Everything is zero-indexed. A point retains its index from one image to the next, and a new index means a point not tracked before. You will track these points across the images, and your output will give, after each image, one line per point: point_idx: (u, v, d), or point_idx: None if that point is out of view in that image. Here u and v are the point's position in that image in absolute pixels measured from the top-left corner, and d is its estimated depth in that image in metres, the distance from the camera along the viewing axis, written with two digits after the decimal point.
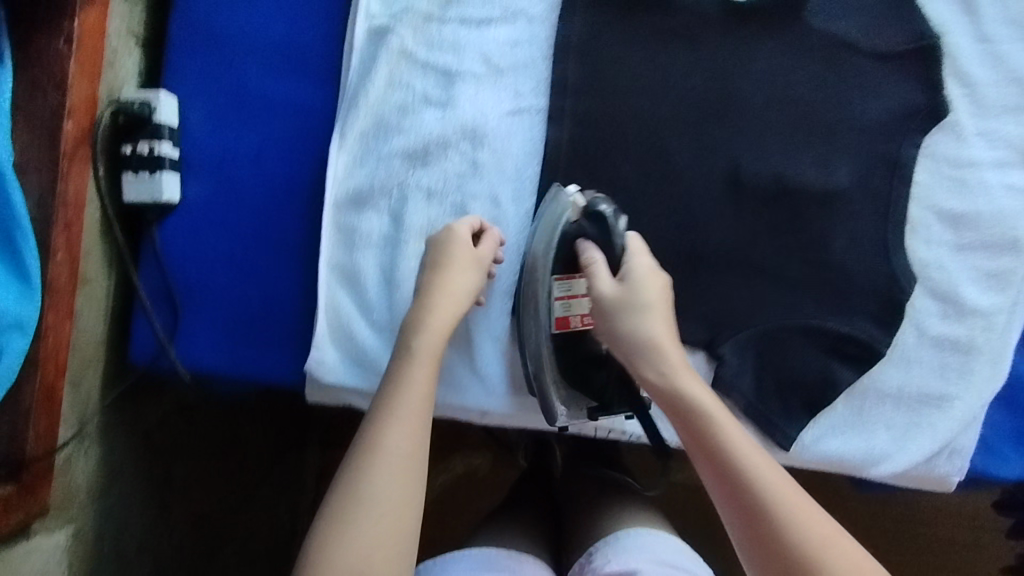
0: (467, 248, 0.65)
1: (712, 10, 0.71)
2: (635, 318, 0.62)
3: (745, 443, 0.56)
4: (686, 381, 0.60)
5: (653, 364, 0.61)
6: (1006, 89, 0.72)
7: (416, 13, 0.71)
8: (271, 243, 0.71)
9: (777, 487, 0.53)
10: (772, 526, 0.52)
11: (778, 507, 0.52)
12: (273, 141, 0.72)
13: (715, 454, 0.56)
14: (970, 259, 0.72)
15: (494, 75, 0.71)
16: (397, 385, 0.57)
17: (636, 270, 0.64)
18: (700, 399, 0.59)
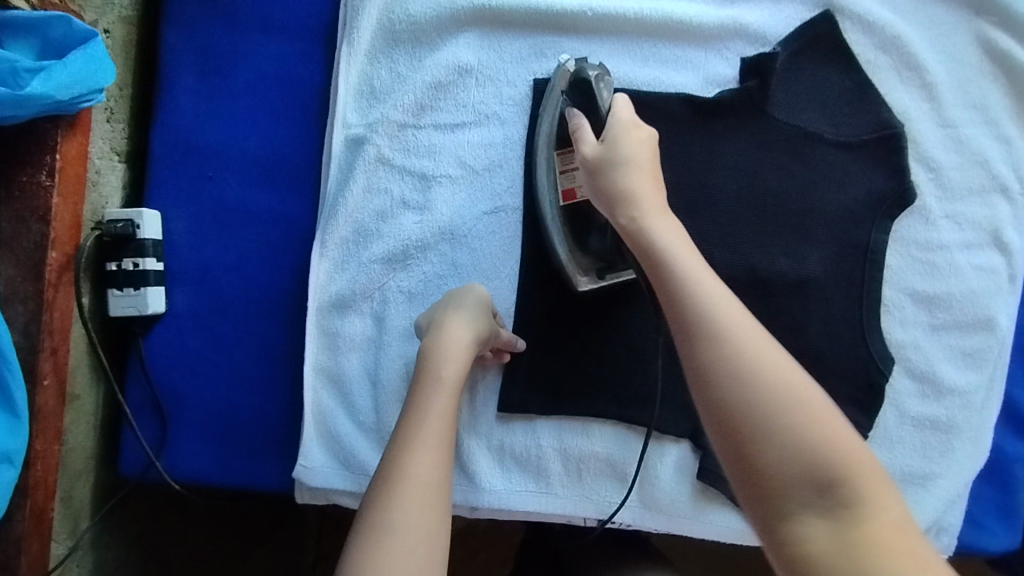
0: (479, 297, 0.68)
1: (680, 109, 0.73)
2: (617, 168, 0.59)
3: (712, 284, 0.51)
4: (653, 220, 0.56)
5: (627, 209, 0.57)
6: (971, 172, 0.74)
7: (391, 122, 0.73)
8: (258, 350, 0.73)
9: (742, 329, 0.48)
10: (729, 365, 0.46)
11: (740, 348, 0.47)
12: (256, 249, 0.73)
13: (677, 294, 0.50)
14: (944, 338, 0.74)
15: (469, 177, 0.73)
16: (421, 413, 0.58)
17: (616, 122, 0.62)
18: (669, 241, 0.54)
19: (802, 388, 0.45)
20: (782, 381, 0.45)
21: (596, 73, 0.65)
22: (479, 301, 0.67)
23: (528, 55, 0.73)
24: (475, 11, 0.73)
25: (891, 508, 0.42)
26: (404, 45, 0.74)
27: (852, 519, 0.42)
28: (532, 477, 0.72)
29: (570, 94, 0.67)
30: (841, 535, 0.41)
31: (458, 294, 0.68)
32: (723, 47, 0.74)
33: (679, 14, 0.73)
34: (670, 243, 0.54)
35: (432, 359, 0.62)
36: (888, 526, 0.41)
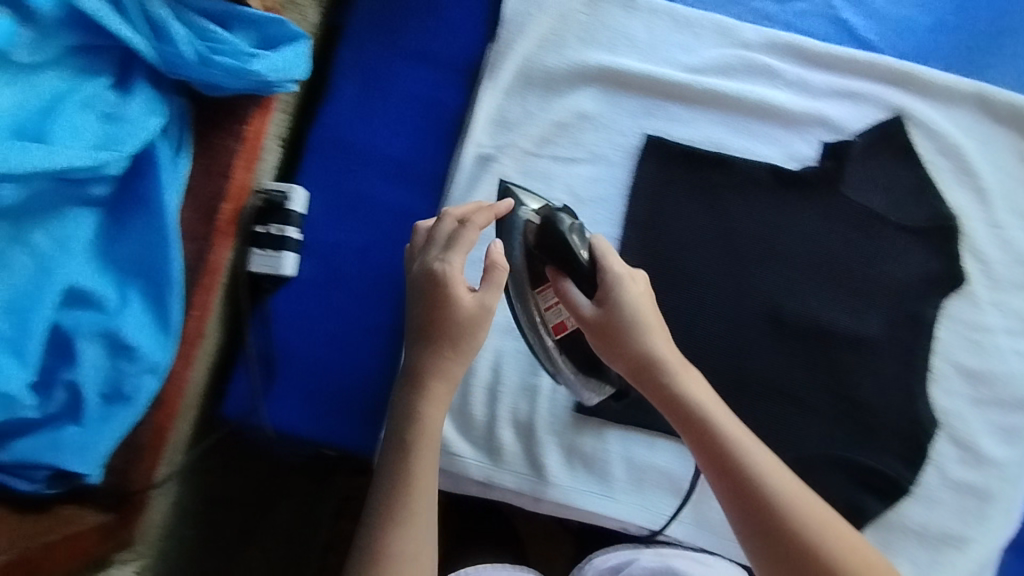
0: (461, 293, 0.64)
1: (764, 175, 0.84)
2: (629, 314, 0.64)
3: (759, 454, 0.60)
4: (678, 369, 0.63)
5: (659, 370, 0.63)
6: (1016, 269, 0.84)
7: (518, 148, 0.84)
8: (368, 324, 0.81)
9: (800, 499, 0.58)
10: (801, 542, 0.56)
11: (807, 521, 0.57)
12: (382, 239, 0.84)
13: (702, 426, 0.61)
14: (987, 413, 0.80)
15: (576, 205, 0.84)
16: (402, 472, 0.60)
17: (608, 274, 0.66)
18: (719, 415, 0.62)
19: (853, 544, 0.57)
20: (840, 544, 0.57)
21: (565, 220, 0.67)
22: (472, 298, 0.64)
23: (639, 112, 0.86)
24: (601, 70, 0.86)
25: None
26: (536, 88, 0.86)
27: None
28: (596, 479, 0.78)
29: (542, 240, 0.68)
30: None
31: (442, 286, 0.63)
32: (807, 131, 0.86)
33: (773, 99, 0.85)
34: (718, 419, 0.61)
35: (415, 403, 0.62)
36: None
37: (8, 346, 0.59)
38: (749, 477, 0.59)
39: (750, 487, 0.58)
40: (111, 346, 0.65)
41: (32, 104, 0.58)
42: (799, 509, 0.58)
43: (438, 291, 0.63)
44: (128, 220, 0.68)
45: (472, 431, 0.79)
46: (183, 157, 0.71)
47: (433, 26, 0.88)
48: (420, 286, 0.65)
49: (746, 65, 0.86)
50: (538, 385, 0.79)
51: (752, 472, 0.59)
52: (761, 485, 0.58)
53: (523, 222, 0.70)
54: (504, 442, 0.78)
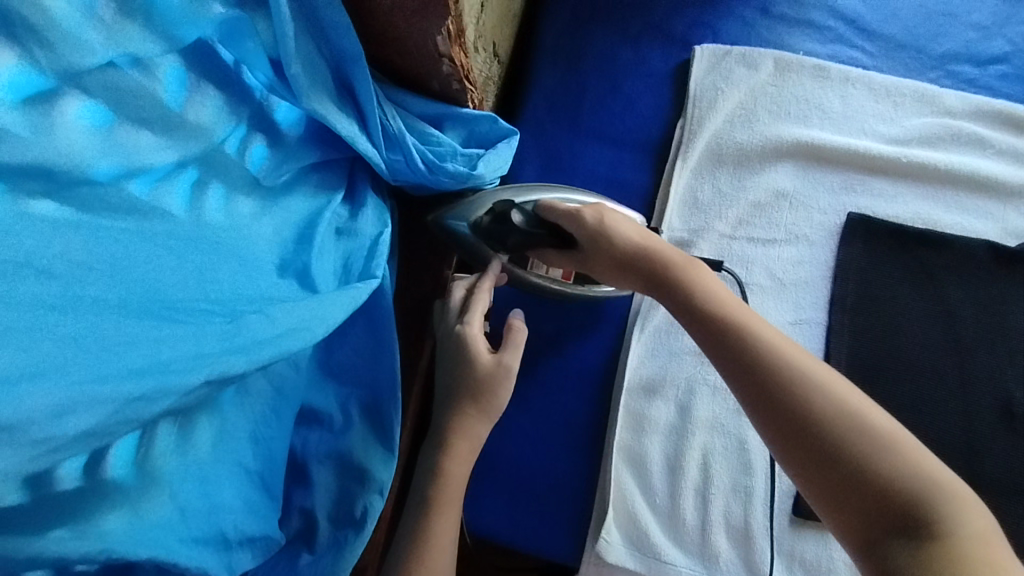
0: (480, 347, 0.64)
1: (982, 252, 0.79)
2: (612, 237, 0.62)
3: (769, 330, 0.56)
4: (680, 268, 0.60)
5: (662, 273, 0.60)
6: None
7: (715, 231, 0.80)
8: (566, 421, 0.77)
9: (830, 389, 0.52)
10: (810, 412, 0.51)
11: (814, 385, 0.52)
12: (573, 328, 0.79)
13: (713, 320, 0.56)
14: None
15: (778, 288, 0.79)
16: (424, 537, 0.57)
17: (574, 216, 0.63)
18: (722, 295, 0.58)
19: (879, 418, 0.51)
20: (861, 415, 0.50)
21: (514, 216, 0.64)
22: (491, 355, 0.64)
23: (840, 187, 0.82)
24: (797, 145, 0.82)
25: (969, 515, 0.47)
26: (727, 166, 0.82)
27: (938, 538, 0.46)
28: None
29: (496, 237, 0.66)
30: (928, 554, 0.45)
31: (464, 349, 0.63)
32: (1021, 204, 0.81)
33: (985, 171, 0.80)
34: (717, 299, 0.58)
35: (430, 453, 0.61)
36: (989, 551, 0.46)
37: (256, 480, 0.55)
38: (757, 349, 0.54)
39: (756, 358, 0.53)
40: (339, 466, 0.61)
41: (283, 233, 0.55)
42: (815, 384, 0.52)
43: (459, 351, 0.64)
44: (346, 331, 0.64)
45: (683, 536, 0.72)
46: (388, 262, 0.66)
47: (613, 103, 0.86)
48: (448, 351, 0.65)
49: (953, 134, 0.82)
50: (753, 488, 0.73)
51: (760, 345, 0.54)
52: (774, 358, 0.53)
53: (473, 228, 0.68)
54: (719, 548, 0.72)
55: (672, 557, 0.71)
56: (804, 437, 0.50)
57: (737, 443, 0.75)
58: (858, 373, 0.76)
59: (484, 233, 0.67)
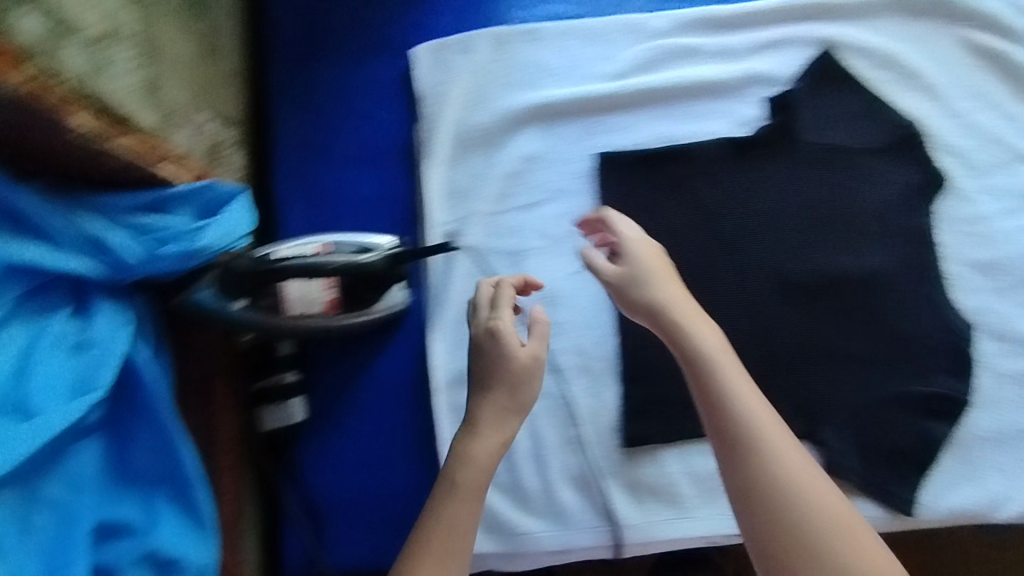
0: (512, 342, 0.67)
1: (720, 149, 0.83)
2: (643, 290, 0.65)
3: (780, 441, 0.55)
4: (690, 319, 0.63)
5: (666, 319, 0.63)
6: (989, 149, 0.82)
7: (479, 213, 0.83)
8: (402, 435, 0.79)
9: (793, 470, 0.54)
10: (827, 557, 0.51)
11: (775, 457, 0.54)
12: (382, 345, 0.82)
13: (698, 364, 0.60)
14: (1015, 296, 0.79)
15: (553, 246, 0.83)
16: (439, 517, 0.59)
17: (641, 249, 0.69)
18: (750, 410, 0.56)
19: (838, 520, 0.52)
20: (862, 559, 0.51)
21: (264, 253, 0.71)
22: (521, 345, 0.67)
23: (581, 135, 0.85)
24: (532, 110, 0.85)
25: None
26: (477, 149, 0.85)
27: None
28: (669, 504, 0.77)
29: (242, 274, 0.69)
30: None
31: (496, 338, 0.67)
32: (744, 93, 0.85)
33: (704, 76, 0.85)
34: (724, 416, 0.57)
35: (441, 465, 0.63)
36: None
37: None
38: (771, 471, 0.54)
39: (770, 490, 0.53)
40: (154, 564, 0.63)
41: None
42: (778, 461, 0.54)
43: (502, 347, 0.67)
44: (128, 436, 0.66)
45: (531, 504, 0.77)
46: (142, 351, 0.66)
47: (355, 125, 0.88)
48: (481, 348, 0.68)
49: (666, 53, 0.86)
50: (582, 435, 0.78)
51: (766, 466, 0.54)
52: (761, 462, 0.54)
53: (219, 278, 0.70)
54: (565, 502, 0.77)
55: (527, 526, 0.77)
56: (757, 514, 0.53)
57: (557, 400, 0.79)
58: None
59: (229, 276, 0.70)
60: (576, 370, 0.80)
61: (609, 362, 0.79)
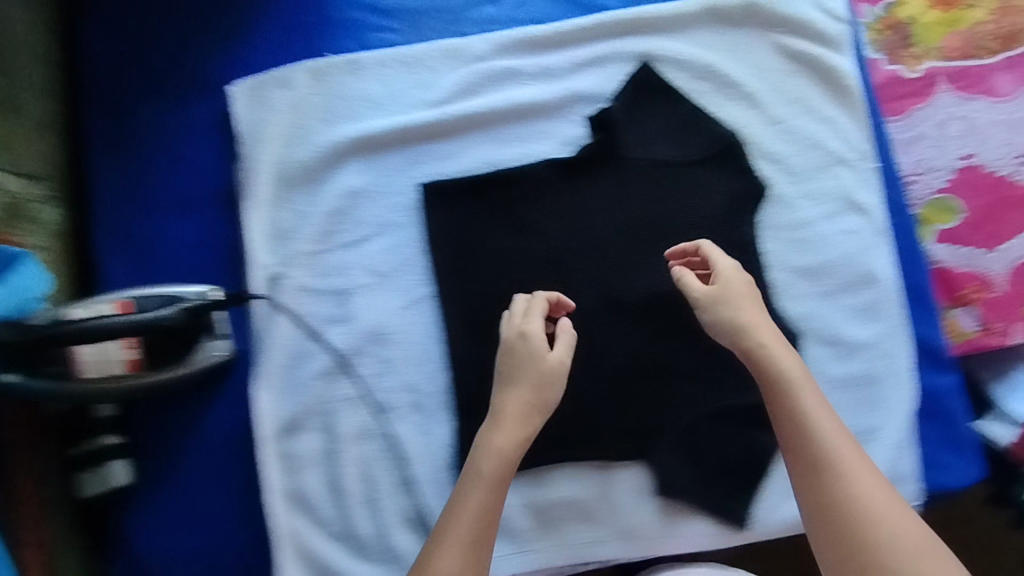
0: (536, 348, 0.70)
1: (544, 171, 0.81)
2: (726, 313, 0.68)
3: (852, 459, 0.62)
4: (778, 349, 0.67)
5: (749, 338, 0.67)
6: (809, 154, 0.81)
7: (301, 254, 0.81)
8: (240, 487, 0.78)
9: (867, 487, 0.60)
10: (888, 558, 0.56)
11: (835, 484, 0.60)
12: (215, 397, 0.80)
13: (774, 391, 0.65)
14: (839, 299, 0.79)
15: (381, 282, 0.81)
16: (457, 504, 0.64)
17: (717, 279, 0.70)
18: (808, 407, 0.63)
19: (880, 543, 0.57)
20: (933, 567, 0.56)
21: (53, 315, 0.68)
22: (543, 355, 0.70)
23: (406, 164, 0.82)
24: (352, 143, 0.82)
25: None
26: (299, 186, 0.82)
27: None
28: (509, 537, 0.76)
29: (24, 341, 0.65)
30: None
31: (510, 349, 0.70)
32: (567, 112, 0.83)
33: (527, 98, 0.83)
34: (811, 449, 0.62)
35: (496, 440, 0.67)
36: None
37: None
38: (834, 489, 0.60)
39: (846, 506, 0.59)
40: None
41: None
42: (841, 485, 0.60)
43: (532, 349, 0.70)
44: None
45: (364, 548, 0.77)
46: None
47: (178, 170, 0.85)
48: (513, 352, 0.70)
49: (487, 77, 0.84)
50: (412, 475, 0.77)
51: (840, 489, 0.60)
52: (847, 487, 0.60)
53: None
54: (398, 543, 0.77)
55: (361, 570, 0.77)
56: (837, 539, 0.59)
57: (389, 441, 0.78)
58: (478, 330, 0.79)
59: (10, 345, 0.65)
60: (406, 408, 0.79)
61: (439, 396, 0.79)
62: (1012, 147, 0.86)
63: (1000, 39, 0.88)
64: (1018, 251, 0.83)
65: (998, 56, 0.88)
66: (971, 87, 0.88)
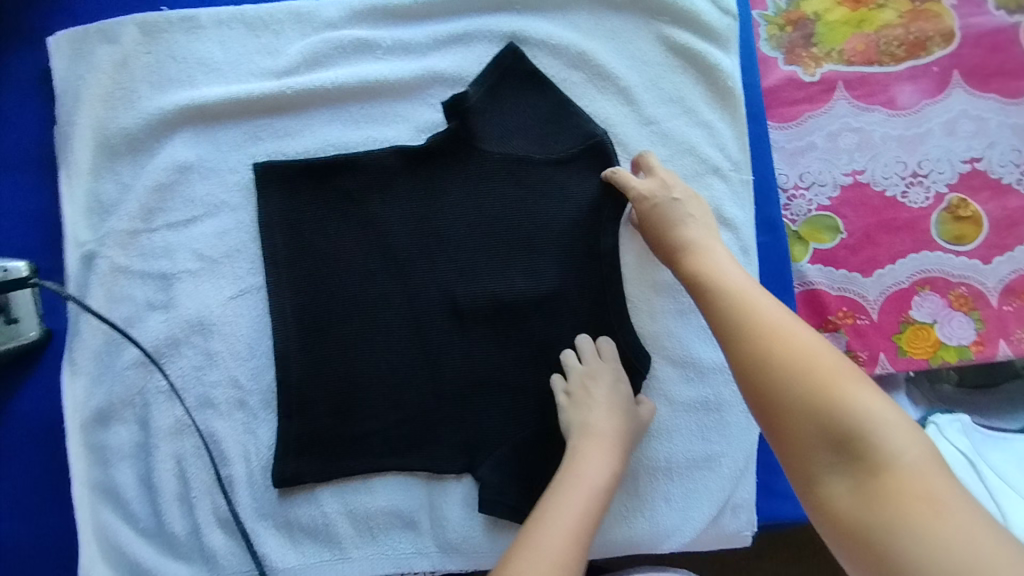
0: (627, 395, 0.69)
1: (391, 158, 0.74)
2: (669, 225, 0.65)
3: (782, 323, 0.53)
4: (703, 246, 0.63)
5: (678, 235, 0.65)
6: (682, 160, 0.75)
7: (119, 232, 0.73)
8: (47, 486, 0.70)
9: (799, 345, 0.51)
10: (805, 406, 0.48)
11: (761, 343, 0.52)
12: (16, 385, 0.72)
13: (698, 276, 0.60)
14: (695, 319, 0.73)
15: (209, 267, 0.73)
16: (555, 505, 0.60)
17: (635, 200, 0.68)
18: (726, 283, 0.58)
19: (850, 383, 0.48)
20: (853, 398, 0.47)
21: None
22: (628, 398, 0.69)
23: (244, 141, 0.75)
24: (183, 111, 0.74)
25: (911, 448, 0.45)
26: (125, 157, 0.74)
27: (879, 471, 0.45)
28: (325, 545, 0.69)
29: None
30: (864, 492, 0.44)
31: (592, 379, 0.68)
32: (425, 95, 0.76)
33: (379, 74, 0.75)
34: (720, 309, 0.56)
35: (582, 469, 0.63)
36: (966, 528, 0.40)
37: None
38: (758, 349, 0.52)
39: (769, 360, 0.50)
40: None
41: None
42: (771, 341, 0.51)
43: (620, 390, 0.68)
44: None
45: (179, 548, 0.69)
46: None
47: None
48: (591, 385, 0.68)
49: (336, 48, 0.76)
50: (229, 476, 0.70)
51: (750, 339, 0.52)
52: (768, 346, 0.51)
53: None
54: (215, 547, 0.69)
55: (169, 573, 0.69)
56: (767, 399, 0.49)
57: (206, 438, 0.70)
58: (303, 324, 0.71)
59: None
60: (228, 405, 0.71)
61: (264, 393, 0.71)
62: (904, 165, 0.80)
63: (907, 45, 0.82)
64: (895, 277, 0.78)
65: (903, 64, 0.82)
66: (870, 96, 0.82)
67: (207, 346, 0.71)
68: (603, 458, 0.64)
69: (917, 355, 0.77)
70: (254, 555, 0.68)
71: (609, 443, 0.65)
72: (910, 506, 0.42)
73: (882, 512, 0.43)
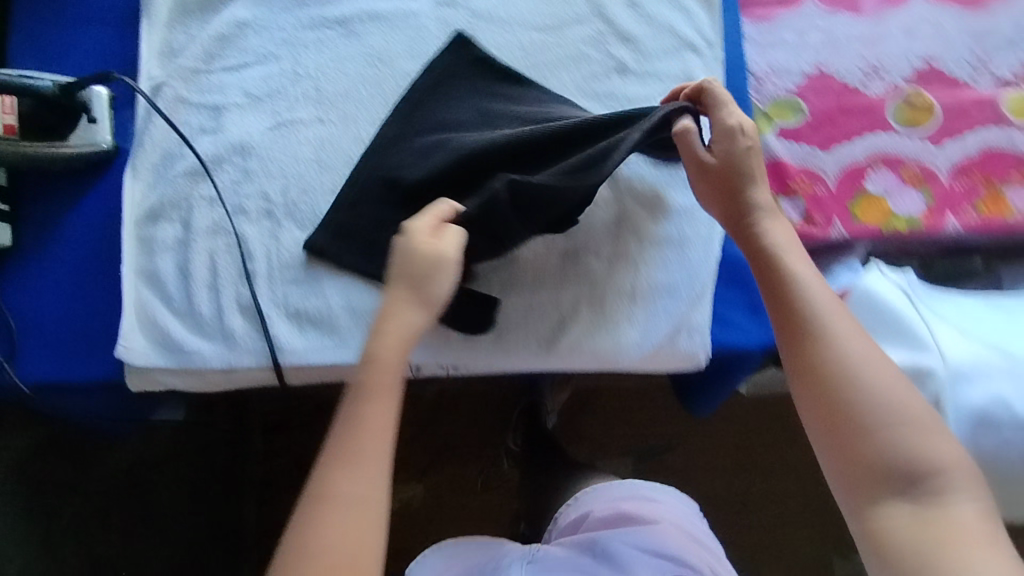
0: (428, 233, 0.68)
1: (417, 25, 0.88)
2: (742, 174, 0.73)
3: (860, 348, 0.62)
4: (792, 253, 0.69)
5: (761, 230, 0.71)
6: (662, 38, 0.87)
7: (184, 69, 0.87)
8: (104, 271, 0.83)
9: (873, 368, 0.61)
10: (867, 416, 0.59)
11: (833, 358, 0.62)
12: (89, 187, 0.86)
13: (778, 276, 0.67)
14: (665, 169, 0.84)
15: (253, 103, 0.87)
16: (353, 421, 0.60)
17: (718, 132, 0.74)
18: (806, 288, 0.66)
19: (919, 418, 0.59)
20: (929, 450, 0.58)
21: None
22: (428, 236, 0.68)
23: (293, 6, 0.90)
24: None
25: (962, 491, 0.56)
26: (195, 13, 0.90)
27: (937, 513, 0.56)
28: (329, 334, 0.80)
29: None
30: (923, 536, 0.55)
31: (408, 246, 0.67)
32: None
33: None
34: (792, 304, 0.65)
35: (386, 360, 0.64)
36: (990, 561, 0.52)
37: None
38: (826, 355, 0.62)
39: (835, 375, 0.61)
40: None
41: None
42: (838, 355, 0.62)
43: (424, 237, 0.68)
44: None
45: (205, 328, 0.81)
46: None
47: None
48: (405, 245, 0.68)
49: None
50: (252, 269, 0.82)
51: (826, 363, 0.62)
52: (835, 357, 0.62)
53: None
54: (235, 328, 0.80)
55: (194, 347, 0.80)
56: (841, 431, 0.60)
57: (237, 238, 0.82)
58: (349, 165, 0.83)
59: None
60: (258, 213, 0.83)
61: (289, 206, 0.83)
62: (865, 60, 0.90)
63: None
64: (851, 154, 0.87)
65: None
66: (836, 2, 0.92)
67: (246, 165, 0.84)
68: (404, 320, 0.65)
69: (870, 221, 0.84)
70: (267, 335, 0.79)
71: (416, 300, 0.66)
72: (950, 546, 0.54)
73: (938, 550, 0.54)
